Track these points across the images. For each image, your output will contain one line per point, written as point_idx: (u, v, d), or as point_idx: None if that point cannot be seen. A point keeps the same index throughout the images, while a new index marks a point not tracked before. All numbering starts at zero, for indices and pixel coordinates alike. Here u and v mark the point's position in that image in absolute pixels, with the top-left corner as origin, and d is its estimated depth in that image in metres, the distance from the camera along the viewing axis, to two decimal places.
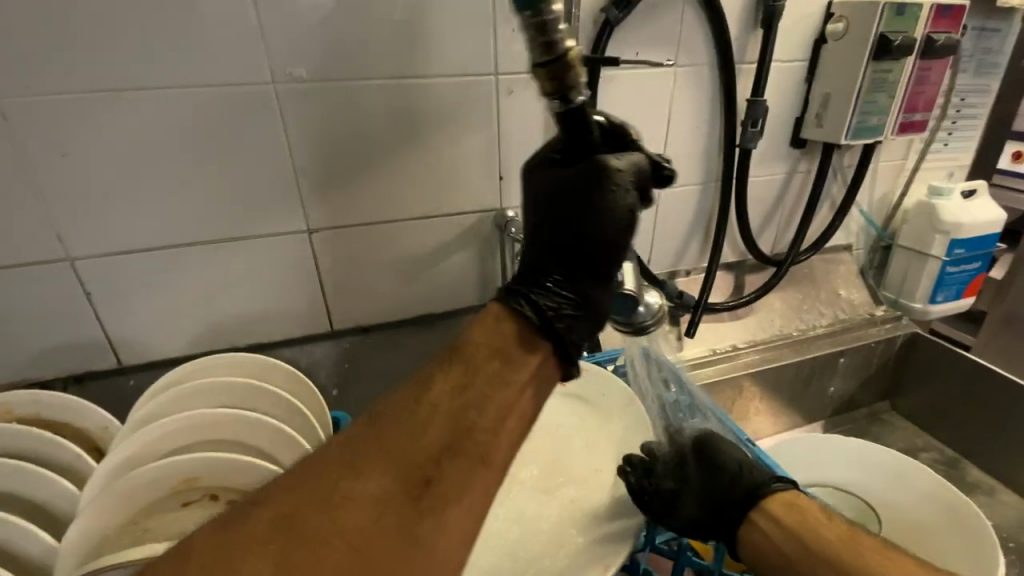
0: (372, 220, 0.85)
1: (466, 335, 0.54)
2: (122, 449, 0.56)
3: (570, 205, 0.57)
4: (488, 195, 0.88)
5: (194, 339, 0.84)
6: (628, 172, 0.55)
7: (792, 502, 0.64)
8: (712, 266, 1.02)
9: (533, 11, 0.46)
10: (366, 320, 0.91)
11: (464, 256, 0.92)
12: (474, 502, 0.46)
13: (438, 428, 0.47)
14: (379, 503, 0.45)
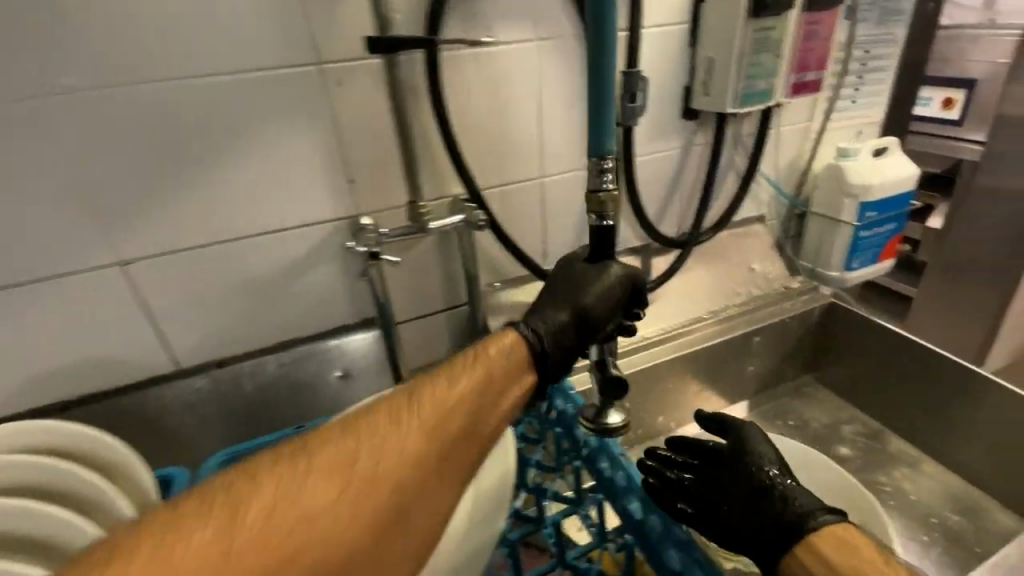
0: (202, 243, 0.74)
1: (490, 342, 0.59)
2: None
3: (571, 279, 0.67)
4: (337, 201, 0.77)
5: (15, 399, 0.74)
6: (620, 277, 0.68)
7: (848, 539, 0.53)
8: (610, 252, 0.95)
9: (597, 156, 0.65)
10: (222, 352, 0.82)
11: (324, 272, 0.82)
12: (464, 482, 0.51)
13: (465, 410, 0.52)
14: (410, 463, 0.47)
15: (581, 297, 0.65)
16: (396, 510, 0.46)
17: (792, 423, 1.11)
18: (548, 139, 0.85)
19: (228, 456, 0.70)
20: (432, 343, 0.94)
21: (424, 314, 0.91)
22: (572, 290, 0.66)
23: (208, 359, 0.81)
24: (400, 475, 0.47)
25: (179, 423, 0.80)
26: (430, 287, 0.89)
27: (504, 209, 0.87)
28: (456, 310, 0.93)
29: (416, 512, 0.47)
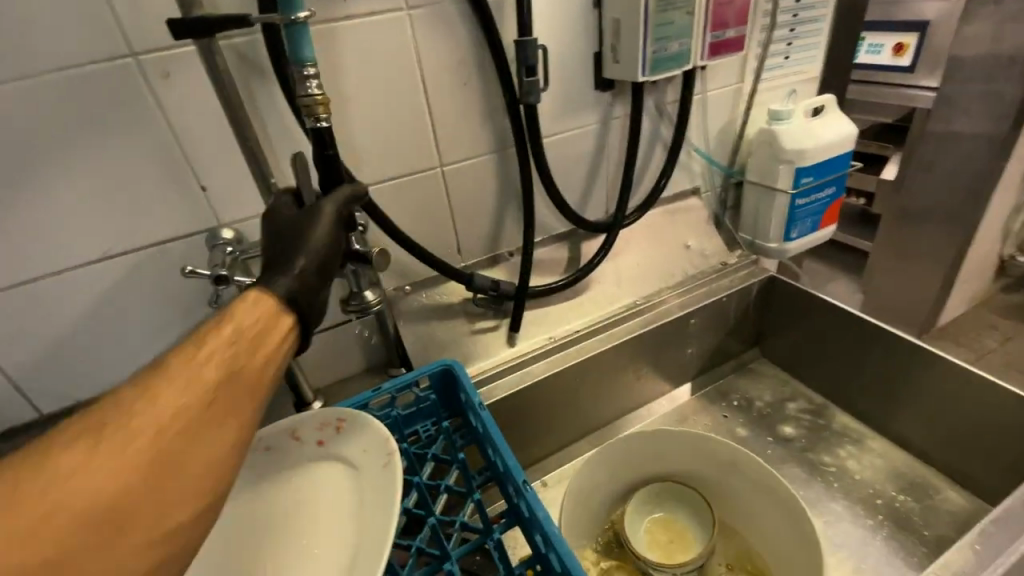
0: (22, 278, 0.62)
1: (232, 310, 0.48)
2: None
3: (295, 229, 0.55)
4: (194, 212, 0.67)
5: None
6: (338, 197, 0.58)
7: None
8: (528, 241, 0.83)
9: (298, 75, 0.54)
10: (86, 394, 0.71)
11: (195, 296, 0.72)
12: (192, 498, 0.39)
13: (196, 392, 0.41)
14: (106, 474, 0.36)
15: (315, 233, 0.54)
16: (153, 476, 0.37)
17: (735, 403, 1.07)
18: (444, 124, 0.76)
19: None
20: (341, 352, 0.87)
21: (329, 326, 0.85)
22: (297, 235, 0.54)
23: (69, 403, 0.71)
24: (163, 429, 0.39)
25: None
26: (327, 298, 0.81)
27: (404, 206, 0.78)
28: (364, 320, 0.86)
29: (187, 463, 0.39)
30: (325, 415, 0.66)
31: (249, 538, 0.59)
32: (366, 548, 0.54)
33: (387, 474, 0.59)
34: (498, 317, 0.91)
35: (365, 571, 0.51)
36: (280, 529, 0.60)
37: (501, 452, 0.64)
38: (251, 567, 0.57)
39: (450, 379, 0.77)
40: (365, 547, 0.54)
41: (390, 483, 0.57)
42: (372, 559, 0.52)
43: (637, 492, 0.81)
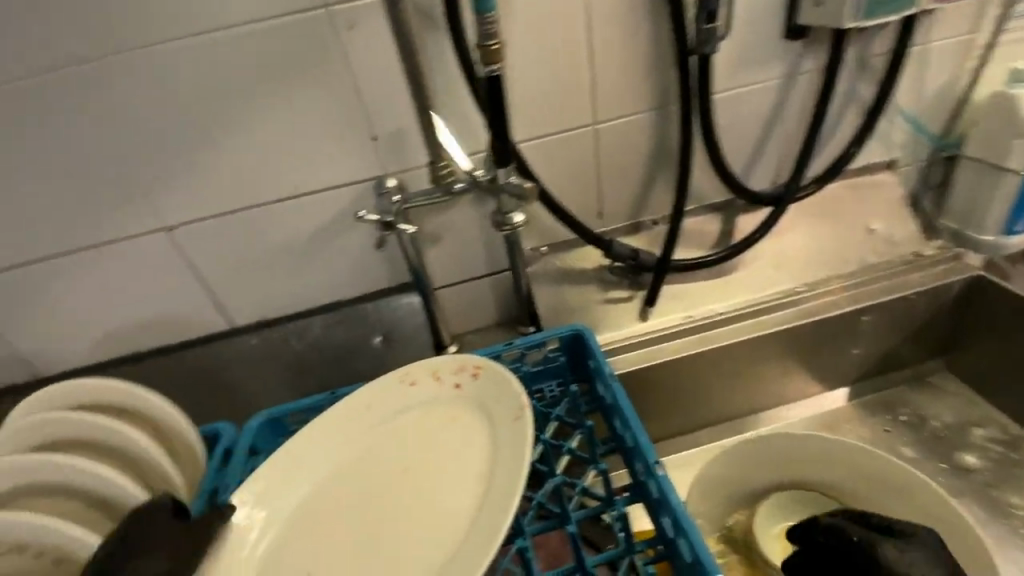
0: (232, 207, 0.73)
1: None
2: None
3: (144, 533, 0.52)
4: (363, 160, 0.72)
5: (97, 350, 0.82)
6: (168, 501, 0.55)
7: None
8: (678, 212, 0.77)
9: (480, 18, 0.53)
10: (270, 313, 0.83)
11: (358, 235, 0.79)
12: None
13: None
14: None
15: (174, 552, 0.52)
16: None
17: (903, 418, 0.92)
18: (604, 78, 0.71)
19: (271, 416, 0.72)
20: (475, 304, 0.90)
21: (467, 279, 0.87)
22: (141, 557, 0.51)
23: (259, 319, 0.83)
24: None
25: (234, 375, 0.83)
26: (468, 252, 0.84)
27: (549, 163, 0.76)
28: (500, 277, 0.88)
29: None
30: (463, 361, 0.70)
31: (391, 458, 0.66)
32: (497, 490, 0.57)
33: (519, 426, 0.61)
34: (632, 289, 0.87)
35: (497, 511, 0.55)
36: (417, 456, 0.65)
37: (630, 425, 0.62)
38: (393, 484, 0.63)
39: (580, 343, 0.76)
40: (495, 489, 0.58)
41: (523, 435, 0.59)
42: (504, 501, 0.55)
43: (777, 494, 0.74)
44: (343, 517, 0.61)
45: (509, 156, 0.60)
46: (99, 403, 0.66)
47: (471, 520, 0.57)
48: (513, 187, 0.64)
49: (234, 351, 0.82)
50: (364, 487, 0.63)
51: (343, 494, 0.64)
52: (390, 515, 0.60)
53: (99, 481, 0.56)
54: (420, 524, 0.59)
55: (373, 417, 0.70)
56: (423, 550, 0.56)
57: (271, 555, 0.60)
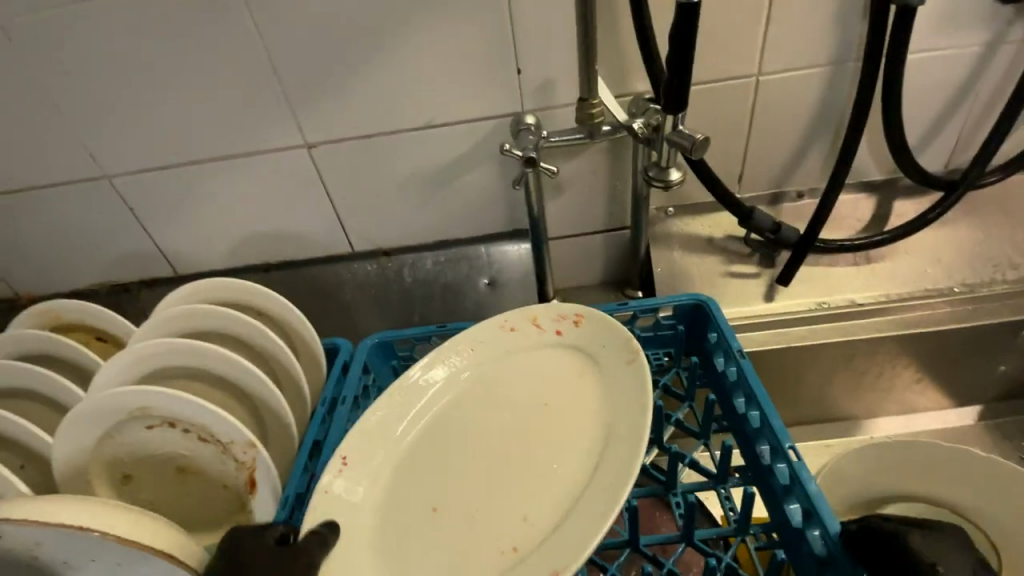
0: (368, 131, 0.74)
1: None
2: (126, 395, 0.55)
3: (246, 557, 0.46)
4: (504, 95, 0.71)
5: (228, 257, 0.87)
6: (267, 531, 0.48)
7: None
8: (835, 184, 0.71)
9: None
10: (386, 243, 0.86)
11: (483, 173, 0.78)
12: None
13: None
14: None
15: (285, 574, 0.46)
16: None
17: None
18: (777, 27, 0.66)
19: (383, 339, 0.74)
20: (583, 260, 0.87)
21: (581, 234, 0.84)
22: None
23: (372, 248, 0.87)
24: None
25: (349, 298, 0.86)
26: (588, 205, 0.81)
27: (706, 118, 0.72)
28: (616, 234, 0.84)
29: None
30: (563, 308, 0.66)
31: (493, 402, 0.62)
32: (618, 444, 0.54)
33: (636, 376, 0.58)
34: (761, 266, 0.81)
35: (624, 465, 0.52)
36: (520, 403, 0.62)
37: (760, 406, 0.57)
38: (498, 430, 0.60)
39: (699, 315, 0.71)
40: (615, 442, 0.55)
41: (644, 391, 0.56)
42: (632, 456, 0.52)
43: (910, 504, 0.68)
44: (446, 459, 0.58)
45: (681, 100, 0.56)
46: (228, 298, 0.71)
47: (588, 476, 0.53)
48: (681, 135, 0.58)
49: (350, 273, 0.86)
50: (465, 424, 0.61)
51: (442, 432, 0.61)
52: (498, 462, 0.57)
53: (242, 371, 0.60)
54: (532, 474, 0.56)
55: (469, 358, 0.66)
56: (541, 501, 0.53)
57: (381, 488, 0.57)
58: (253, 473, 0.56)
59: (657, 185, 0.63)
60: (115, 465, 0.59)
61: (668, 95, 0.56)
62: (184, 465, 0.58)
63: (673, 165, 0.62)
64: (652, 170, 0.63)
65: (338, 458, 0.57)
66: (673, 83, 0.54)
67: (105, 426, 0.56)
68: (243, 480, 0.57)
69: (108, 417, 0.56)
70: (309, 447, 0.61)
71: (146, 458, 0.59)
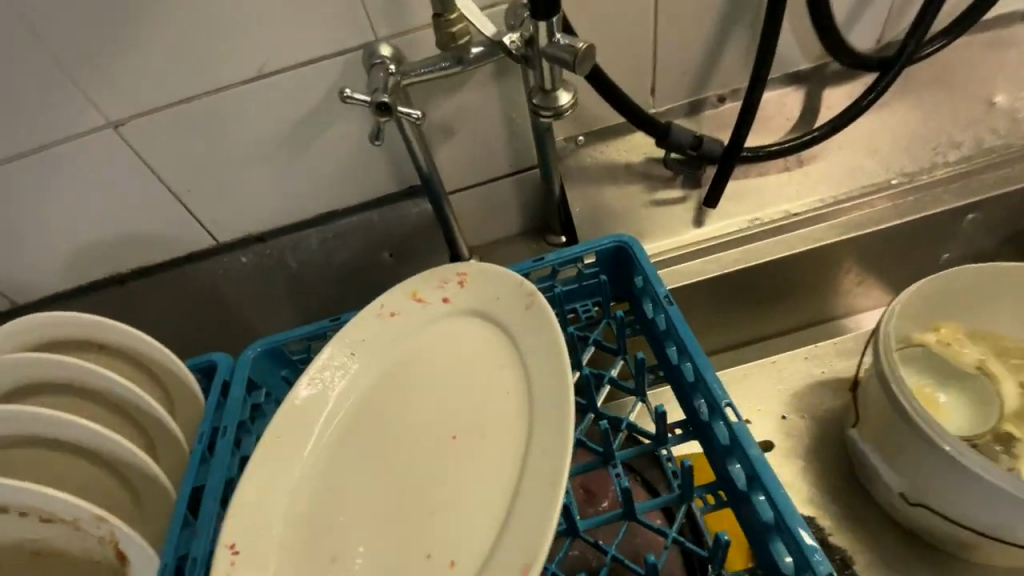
0: (187, 94, 0.58)
1: None
2: None
3: None
4: (349, 21, 0.55)
5: (68, 273, 0.71)
6: None
7: None
8: (756, 86, 0.61)
9: None
10: (258, 227, 0.72)
11: (352, 125, 0.64)
12: None
13: None
14: None
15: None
16: None
17: None
18: None
19: (268, 347, 0.63)
20: (495, 209, 0.76)
21: (487, 180, 0.72)
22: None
23: (243, 234, 0.72)
24: None
25: (231, 298, 0.74)
26: (486, 146, 0.69)
27: (604, 19, 0.60)
28: (526, 175, 0.73)
29: None
30: (444, 271, 0.58)
31: (397, 406, 0.53)
32: (542, 412, 0.48)
33: (540, 321, 0.51)
34: (687, 188, 0.72)
35: (559, 431, 0.45)
36: (429, 399, 0.52)
37: (692, 359, 0.50)
38: (415, 422, 0.51)
39: (622, 258, 0.62)
40: (540, 410, 0.48)
41: (557, 339, 0.49)
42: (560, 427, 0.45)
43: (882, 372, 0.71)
44: (357, 494, 0.48)
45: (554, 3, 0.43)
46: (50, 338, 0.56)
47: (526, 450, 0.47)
48: (563, 51, 0.45)
49: (226, 270, 0.73)
50: (375, 424, 0.52)
51: (345, 462, 0.50)
52: (421, 480, 0.48)
53: (76, 429, 0.48)
54: (462, 481, 0.47)
55: (356, 364, 0.55)
56: (481, 508, 0.45)
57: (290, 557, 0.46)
58: (118, 546, 0.46)
59: (546, 115, 0.50)
60: None
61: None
62: (35, 552, 0.47)
63: (561, 88, 0.49)
64: (536, 97, 0.49)
65: (226, 547, 0.45)
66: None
67: None
68: (109, 554, 0.47)
69: None
70: (187, 496, 0.51)
71: None
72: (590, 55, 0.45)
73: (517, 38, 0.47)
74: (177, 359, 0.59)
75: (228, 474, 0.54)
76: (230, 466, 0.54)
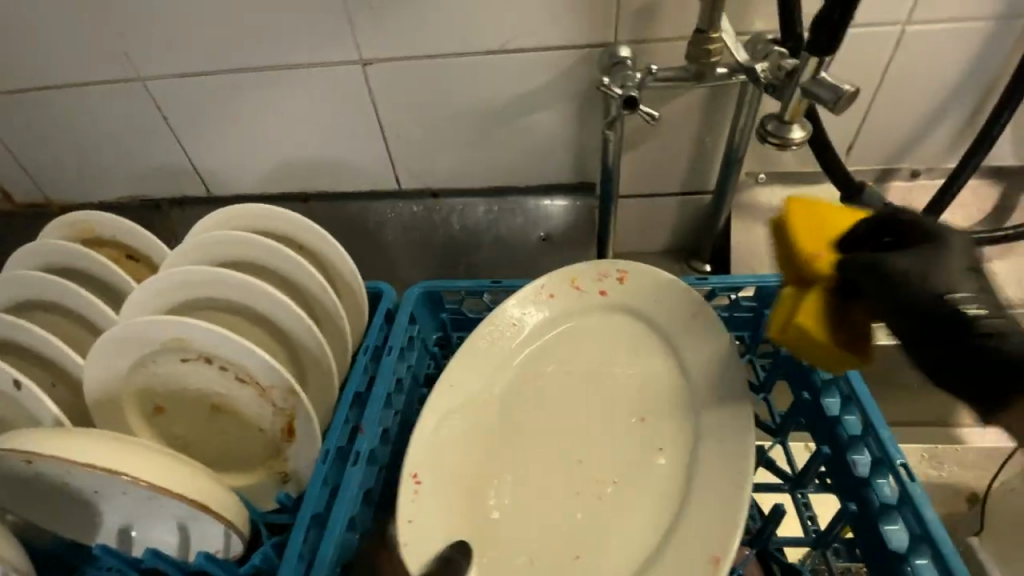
0: (431, 52, 0.64)
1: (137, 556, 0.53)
2: (164, 327, 0.49)
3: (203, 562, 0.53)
4: (599, 18, 0.60)
5: (266, 182, 0.80)
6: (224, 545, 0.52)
7: None
8: (959, 177, 0.63)
9: None
10: (437, 184, 0.79)
11: (558, 113, 0.69)
12: None
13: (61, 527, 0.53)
14: None
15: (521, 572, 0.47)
16: None
17: None
18: None
19: (430, 289, 0.68)
20: (652, 222, 0.78)
21: (657, 194, 0.75)
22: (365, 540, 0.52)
23: (423, 187, 0.79)
24: None
25: (393, 239, 0.80)
26: (670, 162, 0.71)
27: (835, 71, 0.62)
28: (693, 199, 0.75)
29: None
30: (602, 265, 0.60)
31: (556, 402, 0.56)
32: (711, 420, 0.51)
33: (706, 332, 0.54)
34: None
35: (728, 434, 0.49)
36: (594, 400, 0.55)
37: (857, 409, 0.51)
38: (584, 389, 0.56)
39: None
40: (708, 423, 0.51)
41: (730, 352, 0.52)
42: (732, 460, 0.47)
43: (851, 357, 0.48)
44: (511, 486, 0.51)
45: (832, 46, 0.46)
46: (263, 227, 0.64)
47: (692, 438, 0.51)
48: (822, 94, 0.47)
49: (397, 215, 0.80)
50: (558, 377, 0.57)
51: (537, 425, 0.55)
52: (578, 485, 0.51)
53: (284, 309, 0.55)
54: (620, 496, 0.49)
55: (535, 327, 0.59)
56: (649, 506, 0.49)
57: (461, 498, 0.50)
58: (292, 422, 0.51)
59: (773, 143, 0.52)
60: (147, 395, 0.54)
61: (815, 32, 0.45)
62: (219, 405, 0.53)
63: (796, 123, 0.51)
64: (770, 125, 0.52)
65: (409, 476, 0.50)
66: (829, 11, 0.43)
67: (133, 354, 0.51)
68: (280, 427, 0.52)
69: (132, 347, 0.51)
70: (351, 399, 0.55)
71: (170, 393, 0.53)
72: (840, 108, 0.47)
73: (769, 68, 0.51)
74: (361, 282, 0.64)
75: (388, 390, 0.58)
76: (389, 383, 0.58)
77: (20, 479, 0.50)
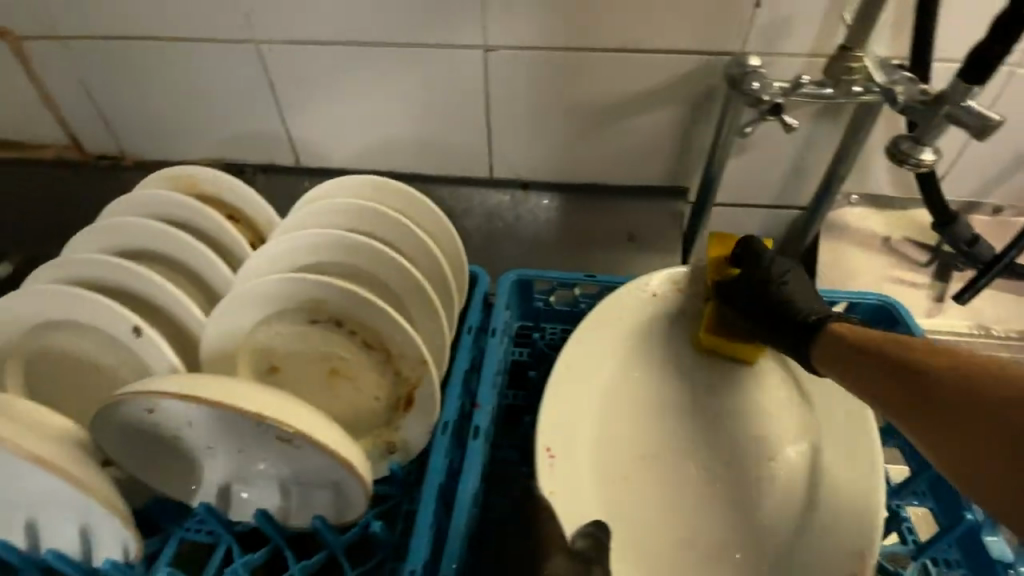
0: (557, 45, 0.66)
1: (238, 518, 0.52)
2: (304, 285, 0.50)
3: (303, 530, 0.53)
4: (730, 28, 0.62)
5: (358, 157, 0.80)
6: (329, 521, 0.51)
7: None
8: None
9: None
10: (529, 176, 0.80)
11: (666, 117, 0.70)
12: None
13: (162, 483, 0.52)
14: None
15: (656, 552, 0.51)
16: None
17: None
18: None
19: (523, 277, 0.67)
20: (734, 232, 0.80)
21: (746, 205, 0.77)
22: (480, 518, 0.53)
23: (514, 178, 0.80)
24: None
25: (478, 226, 0.81)
26: (767, 175, 0.73)
27: None
28: (782, 213, 0.77)
29: None
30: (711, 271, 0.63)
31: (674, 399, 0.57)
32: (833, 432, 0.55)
33: None
34: (933, 280, 0.74)
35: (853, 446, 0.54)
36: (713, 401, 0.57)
37: None
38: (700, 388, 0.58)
39: (884, 319, 0.65)
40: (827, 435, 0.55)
41: None
42: (861, 470, 0.53)
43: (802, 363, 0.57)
44: (641, 473, 0.54)
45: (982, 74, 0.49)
46: (372, 196, 0.64)
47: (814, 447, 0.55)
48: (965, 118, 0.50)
49: (484, 202, 0.81)
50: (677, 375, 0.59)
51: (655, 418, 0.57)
52: (706, 479, 0.54)
53: (407, 281, 0.55)
54: (753, 500, 0.53)
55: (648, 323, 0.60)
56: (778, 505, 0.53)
57: (590, 476, 0.53)
58: (414, 391, 0.52)
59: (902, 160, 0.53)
60: (265, 355, 0.53)
61: (973, 63, 0.49)
62: (336, 370, 0.53)
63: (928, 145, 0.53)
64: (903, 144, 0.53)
65: (544, 451, 0.52)
66: (988, 47, 0.48)
67: (265, 311, 0.52)
68: (399, 396, 0.53)
69: (265, 303, 0.52)
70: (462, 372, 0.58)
71: (289, 355, 0.53)
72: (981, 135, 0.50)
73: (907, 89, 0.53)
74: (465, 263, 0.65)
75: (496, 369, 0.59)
76: (495, 363, 0.59)
77: (130, 432, 0.48)
